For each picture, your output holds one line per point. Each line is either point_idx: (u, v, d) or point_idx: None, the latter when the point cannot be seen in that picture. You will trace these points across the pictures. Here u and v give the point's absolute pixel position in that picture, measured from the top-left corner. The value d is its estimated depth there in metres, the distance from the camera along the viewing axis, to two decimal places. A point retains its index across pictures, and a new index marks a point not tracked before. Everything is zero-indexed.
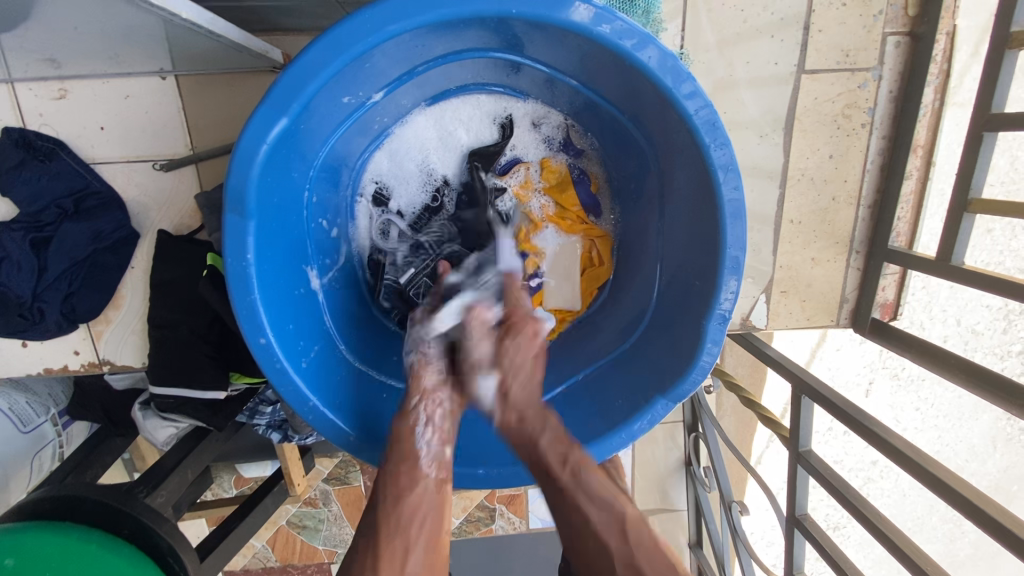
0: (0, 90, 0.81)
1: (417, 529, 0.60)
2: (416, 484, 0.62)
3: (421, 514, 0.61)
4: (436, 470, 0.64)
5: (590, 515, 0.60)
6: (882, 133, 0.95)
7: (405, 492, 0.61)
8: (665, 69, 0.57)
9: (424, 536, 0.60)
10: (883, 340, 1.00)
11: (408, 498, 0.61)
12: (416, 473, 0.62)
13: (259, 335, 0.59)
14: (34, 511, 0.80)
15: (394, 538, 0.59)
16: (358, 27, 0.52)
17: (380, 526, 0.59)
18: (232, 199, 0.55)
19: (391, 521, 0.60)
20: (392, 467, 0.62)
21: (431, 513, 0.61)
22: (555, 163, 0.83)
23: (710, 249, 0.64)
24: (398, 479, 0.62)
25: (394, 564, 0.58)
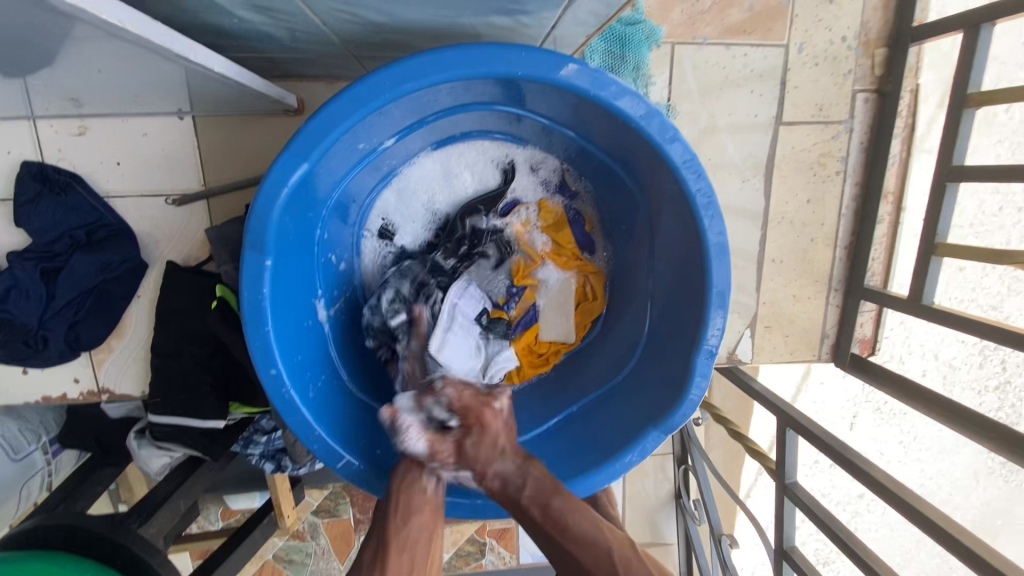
0: (22, 126, 0.84)
1: (422, 552, 0.61)
2: (422, 507, 0.63)
3: (423, 536, 0.62)
4: (436, 498, 0.65)
5: (579, 555, 0.59)
6: (855, 180, 1.02)
7: (413, 513, 0.62)
8: (652, 123, 0.62)
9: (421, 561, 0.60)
10: (862, 374, 1.05)
11: (417, 515, 0.62)
12: (425, 492, 0.64)
13: (270, 366, 0.62)
14: (25, 541, 0.79)
15: (402, 555, 0.59)
16: (379, 83, 0.57)
17: (388, 539, 0.60)
18: (252, 237, 0.59)
19: (399, 539, 0.60)
20: (403, 482, 0.64)
21: (431, 535, 0.62)
22: (551, 204, 0.88)
23: (698, 287, 0.68)
24: (409, 498, 0.63)
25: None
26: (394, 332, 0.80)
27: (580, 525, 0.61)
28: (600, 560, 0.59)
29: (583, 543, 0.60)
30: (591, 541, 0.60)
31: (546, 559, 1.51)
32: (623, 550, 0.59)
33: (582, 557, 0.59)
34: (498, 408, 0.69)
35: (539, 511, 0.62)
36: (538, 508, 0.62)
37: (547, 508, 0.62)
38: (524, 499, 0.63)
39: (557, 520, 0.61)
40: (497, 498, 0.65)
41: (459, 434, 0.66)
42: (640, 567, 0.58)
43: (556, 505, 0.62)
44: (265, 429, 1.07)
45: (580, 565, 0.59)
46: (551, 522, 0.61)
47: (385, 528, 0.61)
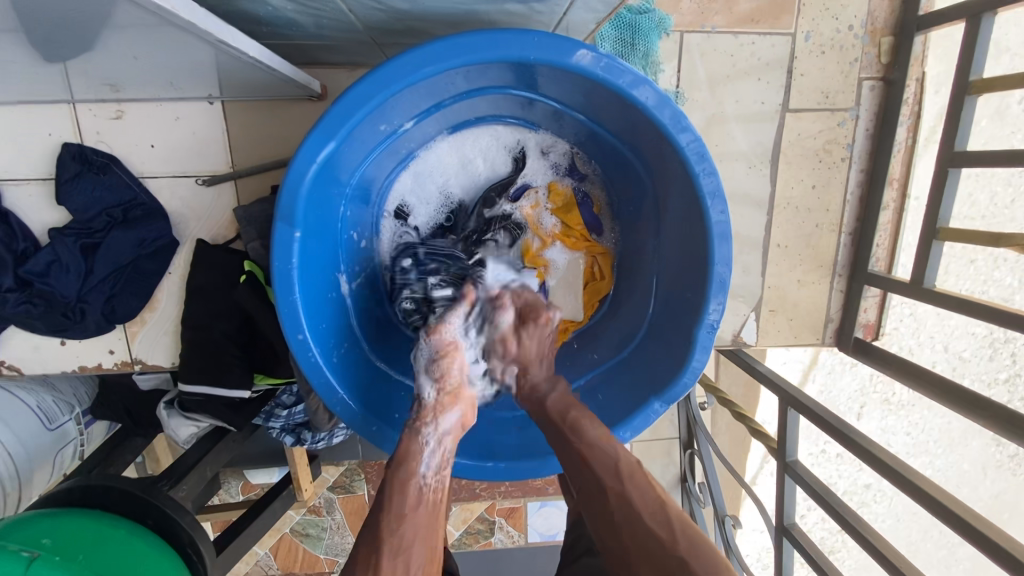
0: (63, 110, 0.90)
1: (419, 548, 0.56)
2: (420, 500, 0.60)
3: (420, 533, 0.58)
4: (435, 492, 0.62)
5: (586, 458, 0.62)
6: (860, 167, 1.04)
7: (408, 513, 0.58)
8: (659, 107, 0.65)
9: (424, 554, 0.56)
10: (865, 358, 1.07)
11: (412, 493, 0.60)
12: (420, 490, 0.61)
13: (298, 332, 0.66)
14: (63, 499, 0.85)
15: (397, 558, 0.55)
16: (400, 67, 0.61)
17: (382, 535, 0.56)
18: (282, 211, 0.63)
19: (392, 539, 0.56)
20: (396, 481, 0.61)
21: (430, 531, 0.59)
22: (560, 186, 0.91)
23: (700, 265, 0.71)
24: (402, 496, 0.59)
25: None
26: (434, 303, 0.84)
27: (591, 429, 0.65)
28: (607, 463, 0.61)
29: (590, 446, 0.63)
30: (599, 451, 0.63)
31: (554, 539, 1.55)
32: (626, 461, 0.62)
33: (591, 459, 0.62)
34: (552, 315, 0.80)
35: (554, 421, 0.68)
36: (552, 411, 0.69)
37: (565, 413, 0.68)
38: (549, 400, 0.70)
39: (573, 421, 0.66)
40: (528, 407, 0.72)
41: (511, 337, 0.77)
42: (642, 479, 0.60)
43: (573, 415, 0.67)
44: (285, 404, 1.12)
45: (587, 466, 0.62)
46: (568, 423, 0.66)
47: (376, 528, 0.56)
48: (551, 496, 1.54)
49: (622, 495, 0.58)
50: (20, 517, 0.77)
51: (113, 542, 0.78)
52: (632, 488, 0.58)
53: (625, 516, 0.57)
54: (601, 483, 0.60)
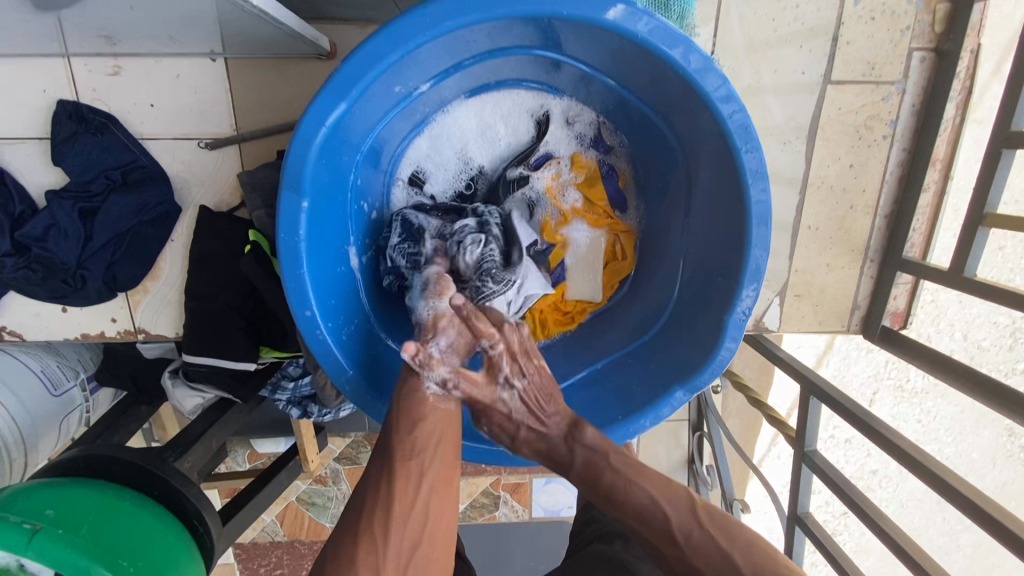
0: (58, 64, 0.84)
1: (429, 458, 0.62)
2: (426, 412, 0.63)
3: (432, 442, 0.62)
4: (447, 403, 0.65)
5: (637, 526, 0.61)
6: (903, 146, 0.97)
7: (420, 420, 0.62)
8: (702, 73, 0.60)
9: (434, 477, 0.61)
10: (891, 347, 1.03)
11: (422, 425, 0.62)
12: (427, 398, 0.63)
13: (305, 309, 0.63)
14: (68, 468, 0.84)
15: (409, 462, 0.61)
16: (419, 21, 0.55)
17: (395, 449, 0.61)
18: (289, 177, 0.59)
19: (407, 448, 0.61)
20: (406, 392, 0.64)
21: (442, 441, 0.63)
22: (585, 158, 0.86)
23: (735, 248, 0.67)
24: (411, 409, 0.63)
25: (409, 489, 0.59)
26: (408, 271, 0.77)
27: (635, 494, 0.61)
28: (656, 528, 0.59)
29: (636, 514, 0.61)
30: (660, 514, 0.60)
31: (558, 514, 1.56)
32: (668, 517, 0.59)
33: (642, 531, 0.60)
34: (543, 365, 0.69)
35: (588, 485, 0.65)
36: (578, 467, 0.65)
37: (598, 481, 0.64)
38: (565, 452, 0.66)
39: (609, 491, 0.63)
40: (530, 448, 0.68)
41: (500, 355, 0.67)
42: (702, 534, 0.58)
43: (607, 482, 0.63)
44: (292, 376, 1.12)
45: (641, 535, 0.61)
46: (602, 492, 0.63)
47: (391, 443, 0.61)
48: (556, 473, 1.54)
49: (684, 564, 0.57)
50: (27, 485, 0.77)
51: (117, 512, 0.77)
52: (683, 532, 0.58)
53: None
54: (661, 552, 0.59)
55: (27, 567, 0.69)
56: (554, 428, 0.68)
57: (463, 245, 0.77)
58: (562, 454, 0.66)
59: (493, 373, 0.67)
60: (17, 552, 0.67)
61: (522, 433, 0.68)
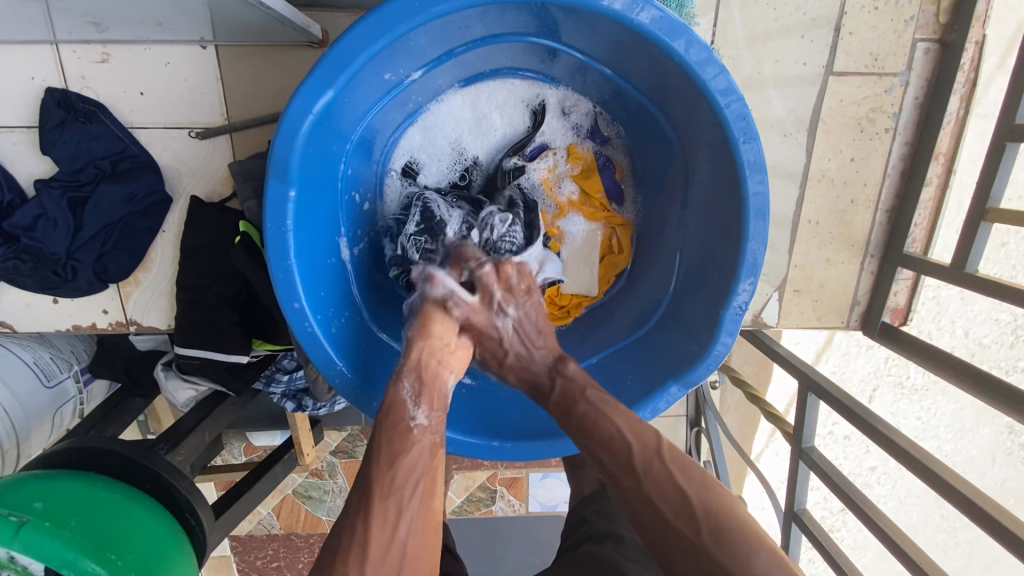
0: (46, 51, 0.83)
1: (410, 493, 0.59)
2: (409, 446, 0.61)
3: (414, 477, 0.60)
4: (431, 435, 0.63)
5: (600, 454, 0.61)
6: (905, 139, 0.96)
7: (400, 455, 0.60)
8: (699, 61, 0.58)
9: (414, 509, 0.59)
10: (890, 344, 1.02)
11: (403, 461, 0.59)
12: (407, 430, 0.61)
13: (293, 301, 0.62)
14: (59, 460, 0.83)
15: (386, 500, 0.57)
16: (409, 5, 0.54)
17: (373, 486, 0.58)
18: (275, 166, 0.57)
19: (385, 482, 0.58)
20: (387, 427, 0.62)
21: (425, 473, 0.60)
22: (581, 149, 0.84)
23: (732, 241, 0.65)
24: (392, 440, 0.61)
25: (385, 526, 0.56)
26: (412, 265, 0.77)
27: (605, 424, 0.62)
28: (619, 457, 0.60)
29: (602, 442, 0.62)
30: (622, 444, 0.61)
31: (555, 509, 1.55)
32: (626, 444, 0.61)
33: (604, 458, 0.61)
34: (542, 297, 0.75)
35: (563, 411, 0.66)
36: (557, 399, 0.67)
37: (571, 407, 0.65)
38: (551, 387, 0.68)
39: (580, 418, 0.64)
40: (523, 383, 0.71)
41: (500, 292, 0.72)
42: (662, 469, 0.58)
43: (580, 409, 0.65)
44: (287, 369, 1.12)
45: (602, 464, 0.61)
46: (573, 421, 0.65)
47: (369, 479, 0.58)
48: (553, 467, 1.53)
49: (640, 492, 0.58)
50: (16, 478, 0.76)
51: (107, 504, 0.76)
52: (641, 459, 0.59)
53: (644, 513, 0.57)
54: (619, 481, 0.60)
55: (18, 559, 0.69)
56: (542, 358, 0.71)
57: (491, 225, 0.79)
58: (545, 384, 0.69)
59: (489, 298, 0.72)
60: (7, 544, 0.68)
61: (511, 358, 0.71)
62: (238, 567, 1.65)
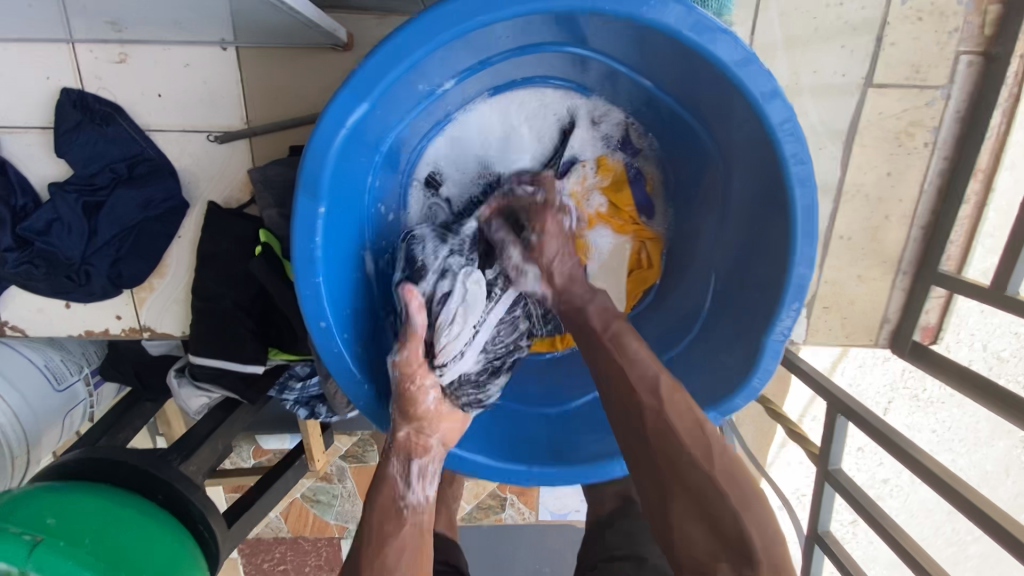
0: (62, 50, 0.80)
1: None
2: (399, 528, 0.62)
3: (402, 562, 0.60)
4: (418, 517, 0.63)
5: (625, 368, 0.61)
6: (944, 154, 0.93)
7: (388, 539, 0.61)
8: (751, 76, 0.55)
9: None
10: (920, 362, 0.99)
11: (392, 543, 0.60)
12: (399, 509, 0.63)
13: (320, 319, 0.60)
14: (69, 473, 0.82)
15: None
16: (448, 15, 0.51)
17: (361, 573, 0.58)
18: (305, 181, 0.55)
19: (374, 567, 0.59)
20: (377, 510, 0.63)
21: (415, 554, 0.61)
22: (611, 161, 0.82)
23: (777, 263, 0.62)
24: (382, 523, 0.62)
25: None
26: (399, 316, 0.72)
27: (634, 346, 0.63)
28: (646, 380, 0.60)
29: (632, 361, 0.62)
30: (657, 413, 0.58)
31: (565, 518, 1.52)
32: (660, 412, 0.58)
33: (628, 372, 0.61)
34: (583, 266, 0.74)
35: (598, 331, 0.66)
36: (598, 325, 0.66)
37: (608, 324, 0.66)
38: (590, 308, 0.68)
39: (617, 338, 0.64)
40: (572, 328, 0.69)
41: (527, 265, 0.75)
42: (684, 400, 0.59)
43: (617, 329, 0.65)
44: (299, 376, 1.08)
45: (625, 378, 0.61)
46: (608, 343, 0.64)
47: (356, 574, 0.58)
48: None
49: (660, 416, 0.58)
50: (21, 492, 0.74)
51: (119, 518, 0.75)
52: (678, 433, 0.56)
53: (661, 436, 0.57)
54: (639, 400, 0.59)
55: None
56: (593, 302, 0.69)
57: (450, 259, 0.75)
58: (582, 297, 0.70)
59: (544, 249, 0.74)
60: (16, 565, 0.65)
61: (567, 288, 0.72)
62: (245, 570, 1.63)
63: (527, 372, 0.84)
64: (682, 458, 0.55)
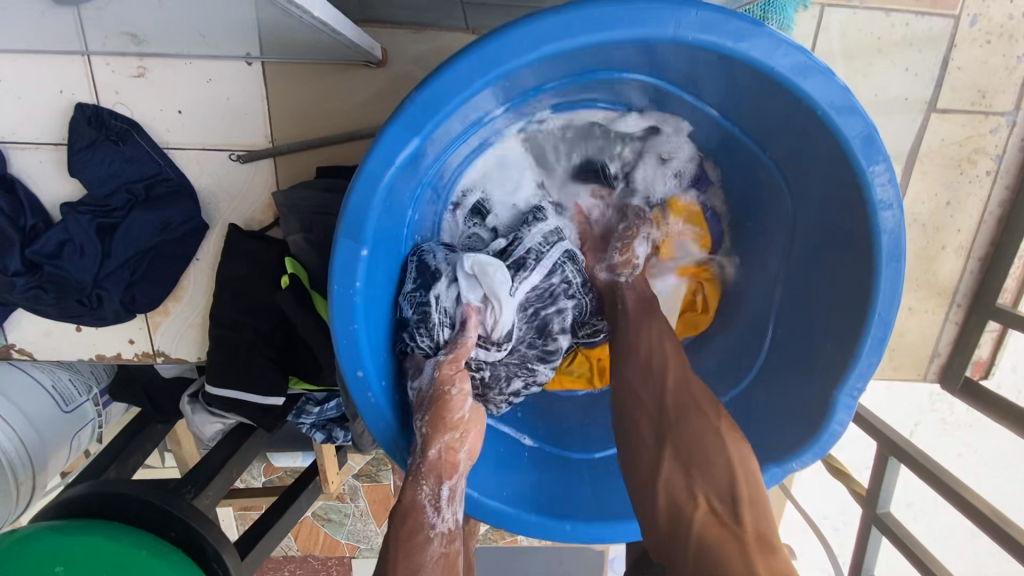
0: (78, 63, 0.76)
1: None
2: (427, 562, 0.52)
3: None
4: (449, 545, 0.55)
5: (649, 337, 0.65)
6: (1007, 183, 0.87)
7: (417, 572, 0.52)
8: (841, 112, 0.50)
9: None
10: (973, 401, 0.93)
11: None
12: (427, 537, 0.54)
13: (357, 369, 0.55)
14: (81, 508, 0.76)
15: None
16: (513, 46, 0.47)
17: None
18: (349, 222, 0.50)
19: None
20: (399, 541, 0.53)
21: None
22: (683, 201, 0.76)
23: (852, 314, 0.58)
24: (407, 554, 0.52)
25: None
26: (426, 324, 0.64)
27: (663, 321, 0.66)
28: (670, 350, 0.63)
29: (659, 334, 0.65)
30: (679, 387, 0.60)
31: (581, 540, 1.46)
32: (681, 372, 0.62)
33: (652, 339, 0.64)
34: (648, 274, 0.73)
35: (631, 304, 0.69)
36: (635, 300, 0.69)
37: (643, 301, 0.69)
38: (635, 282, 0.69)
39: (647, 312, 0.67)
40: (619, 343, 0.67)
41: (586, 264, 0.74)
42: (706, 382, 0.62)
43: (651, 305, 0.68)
44: (317, 399, 0.99)
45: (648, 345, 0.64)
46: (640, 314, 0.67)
47: None
48: None
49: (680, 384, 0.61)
50: (29, 531, 0.69)
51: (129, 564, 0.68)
52: (696, 405, 0.59)
53: (678, 398, 0.59)
54: (660, 363, 0.62)
55: None
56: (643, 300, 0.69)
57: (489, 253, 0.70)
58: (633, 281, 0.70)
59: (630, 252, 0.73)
60: None
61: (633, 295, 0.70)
62: None
63: (563, 409, 0.80)
64: (694, 426, 0.57)
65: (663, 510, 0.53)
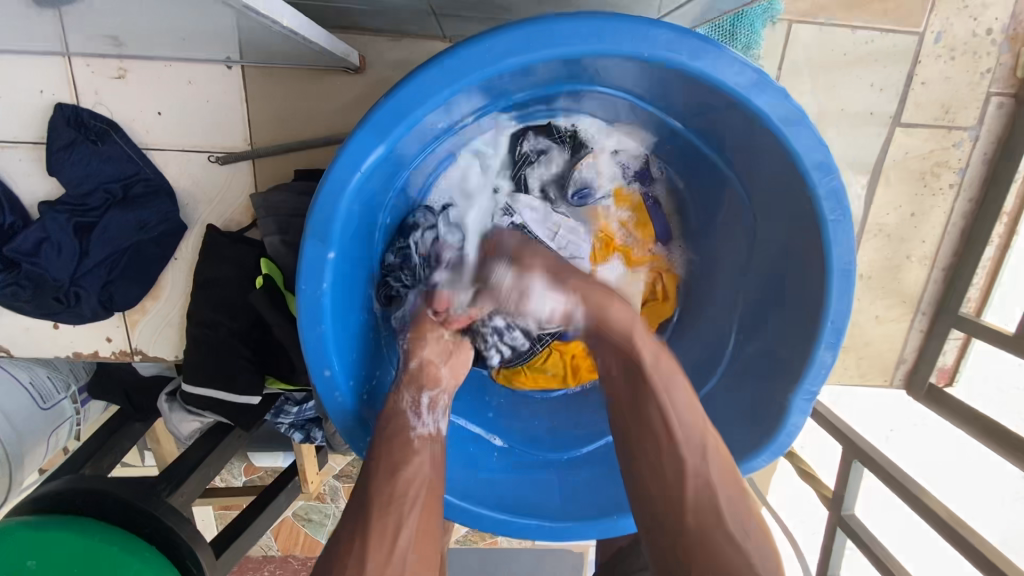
0: (57, 64, 0.77)
1: (410, 504, 0.56)
2: (409, 455, 0.59)
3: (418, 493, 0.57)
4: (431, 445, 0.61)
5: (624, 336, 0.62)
6: (969, 196, 0.90)
7: (401, 491, 0.56)
8: (792, 127, 0.52)
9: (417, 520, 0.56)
10: (936, 407, 0.95)
11: (404, 470, 0.57)
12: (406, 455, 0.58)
13: (324, 368, 0.57)
14: (53, 500, 0.74)
15: (385, 517, 0.55)
16: (476, 57, 0.48)
17: (370, 526, 0.54)
18: (316, 226, 0.52)
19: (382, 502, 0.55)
20: (385, 468, 0.57)
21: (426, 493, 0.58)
22: (627, 191, 0.79)
23: (805, 322, 0.60)
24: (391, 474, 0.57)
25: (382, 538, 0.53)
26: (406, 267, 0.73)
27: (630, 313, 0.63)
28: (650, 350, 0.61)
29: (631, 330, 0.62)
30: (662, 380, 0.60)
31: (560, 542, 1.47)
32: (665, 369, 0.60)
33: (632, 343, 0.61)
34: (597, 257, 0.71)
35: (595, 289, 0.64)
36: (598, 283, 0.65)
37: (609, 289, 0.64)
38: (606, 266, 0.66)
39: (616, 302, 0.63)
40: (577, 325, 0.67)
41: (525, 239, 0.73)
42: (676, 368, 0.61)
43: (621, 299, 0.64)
44: (297, 399, 0.99)
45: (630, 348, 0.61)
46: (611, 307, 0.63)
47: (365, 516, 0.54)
48: None
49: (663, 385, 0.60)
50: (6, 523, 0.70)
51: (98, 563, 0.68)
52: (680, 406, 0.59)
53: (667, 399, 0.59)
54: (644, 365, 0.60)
55: None
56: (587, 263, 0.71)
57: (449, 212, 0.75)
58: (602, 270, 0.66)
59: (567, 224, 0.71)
60: None
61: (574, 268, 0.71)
62: None
63: (534, 410, 0.82)
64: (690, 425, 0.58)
65: (686, 509, 0.56)
